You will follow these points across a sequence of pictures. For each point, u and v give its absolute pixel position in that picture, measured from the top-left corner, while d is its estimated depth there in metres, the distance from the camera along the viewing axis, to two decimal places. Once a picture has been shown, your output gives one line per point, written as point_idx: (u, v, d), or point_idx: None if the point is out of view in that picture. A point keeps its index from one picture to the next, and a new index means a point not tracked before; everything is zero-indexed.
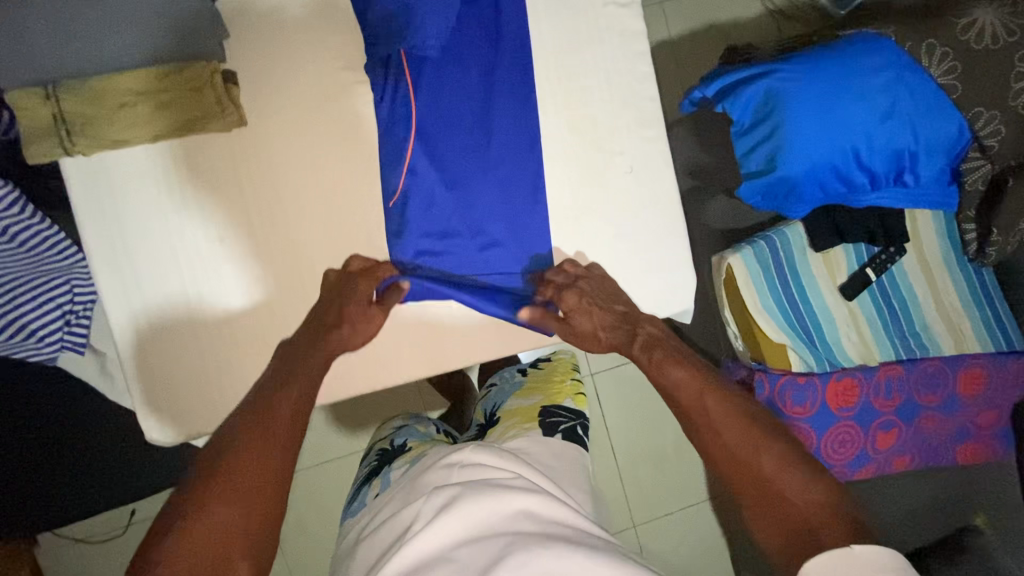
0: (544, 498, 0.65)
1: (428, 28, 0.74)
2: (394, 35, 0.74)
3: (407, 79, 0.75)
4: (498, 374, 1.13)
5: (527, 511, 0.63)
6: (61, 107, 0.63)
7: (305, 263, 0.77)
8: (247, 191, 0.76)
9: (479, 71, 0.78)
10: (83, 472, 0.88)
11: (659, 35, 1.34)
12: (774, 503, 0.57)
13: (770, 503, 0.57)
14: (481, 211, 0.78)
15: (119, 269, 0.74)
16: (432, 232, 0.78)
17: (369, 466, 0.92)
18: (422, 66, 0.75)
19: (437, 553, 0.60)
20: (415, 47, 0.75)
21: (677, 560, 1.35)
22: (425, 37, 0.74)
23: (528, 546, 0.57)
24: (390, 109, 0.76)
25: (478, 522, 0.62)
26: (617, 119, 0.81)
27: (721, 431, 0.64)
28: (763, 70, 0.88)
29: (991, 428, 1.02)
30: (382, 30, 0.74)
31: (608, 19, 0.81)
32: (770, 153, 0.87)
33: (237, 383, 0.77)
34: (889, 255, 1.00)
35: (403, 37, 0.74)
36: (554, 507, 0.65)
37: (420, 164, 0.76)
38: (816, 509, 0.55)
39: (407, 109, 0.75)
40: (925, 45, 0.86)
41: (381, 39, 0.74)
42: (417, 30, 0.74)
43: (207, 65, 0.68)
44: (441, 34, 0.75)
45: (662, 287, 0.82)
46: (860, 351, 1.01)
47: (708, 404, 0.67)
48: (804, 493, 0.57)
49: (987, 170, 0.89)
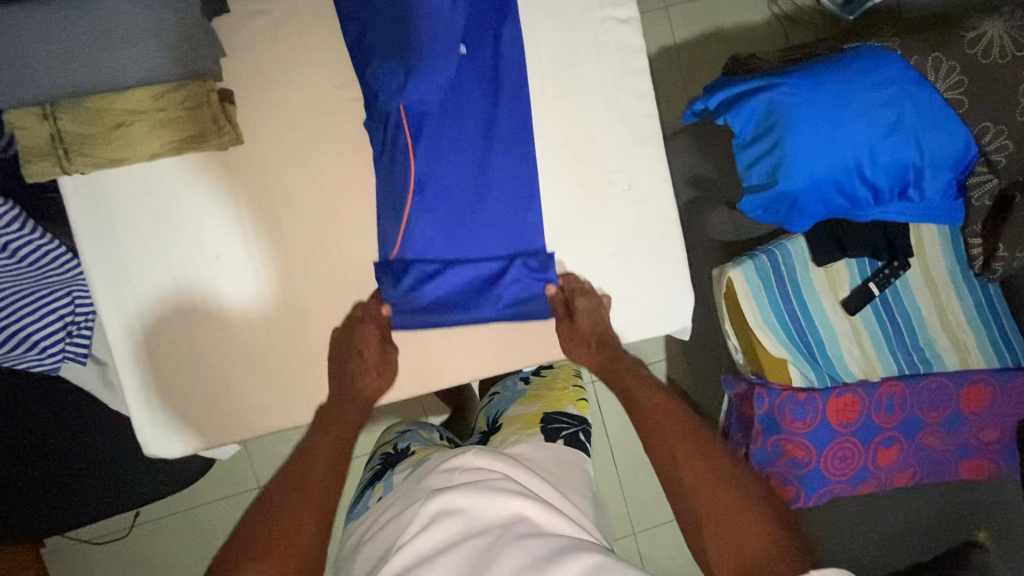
0: (542, 506, 0.65)
1: (425, 83, 0.73)
2: (394, 91, 0.73)
3: (406, 132, 0.74)
4: (500, 381, 1.12)
5: (522, 514, 0.64)
6: (58, 127, 0.64)
7: (300, 281, 0.77)
8: (246, 207, 0.76)
9: (485, 88, 0.77)
10: (86, 480, 0.88)
11: (663, 40, 1.32)
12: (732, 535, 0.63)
13: (727, 534, 0.64)
14: (479, 240, 0.77)
15: (116, 284, 0.74)
16: (432, 298, 0.77)
17: (372, 470, 0.92)
18: (423, 122, 0.74)
19: (431, 556, 0.61)
20: (413, 103, 0.73)
21: (680, 563, 1.35)
22: (423, 90, 0.73)
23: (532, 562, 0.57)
24: (390, 161, 0.75)
25: (474, 527, 0.63)
26: (616, 135, 0.80)
27: (686, 473, 0.70)
28: (765, 83, 0.87)
29: (995, 445, 1.00)
30: (381, 88, 0.73)
31: (607, 35, 0.80)
32: (771, 167, 0.86)
33: (234, 398, 0.77)
34: (893, 270, 0.98)
35: (402, 93, 0.73)
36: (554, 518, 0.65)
37: (416, 220, 0.75)
38: (771, 543, 0.61)
39: (407, 161, 0.74)
40: (931, 59, 0.85)
41: (380, 97, 0.74)
42: (416, 87, 0.72)
43: (203, 84, 0.68)
44: (440, 43, 0.72)
45: (663, 302, 0.82)
46: (861, 367, 1.00)
47: (676, 447, 0.73)
48: (760, 528, 0.63)
49: (994, 185, 0.88)
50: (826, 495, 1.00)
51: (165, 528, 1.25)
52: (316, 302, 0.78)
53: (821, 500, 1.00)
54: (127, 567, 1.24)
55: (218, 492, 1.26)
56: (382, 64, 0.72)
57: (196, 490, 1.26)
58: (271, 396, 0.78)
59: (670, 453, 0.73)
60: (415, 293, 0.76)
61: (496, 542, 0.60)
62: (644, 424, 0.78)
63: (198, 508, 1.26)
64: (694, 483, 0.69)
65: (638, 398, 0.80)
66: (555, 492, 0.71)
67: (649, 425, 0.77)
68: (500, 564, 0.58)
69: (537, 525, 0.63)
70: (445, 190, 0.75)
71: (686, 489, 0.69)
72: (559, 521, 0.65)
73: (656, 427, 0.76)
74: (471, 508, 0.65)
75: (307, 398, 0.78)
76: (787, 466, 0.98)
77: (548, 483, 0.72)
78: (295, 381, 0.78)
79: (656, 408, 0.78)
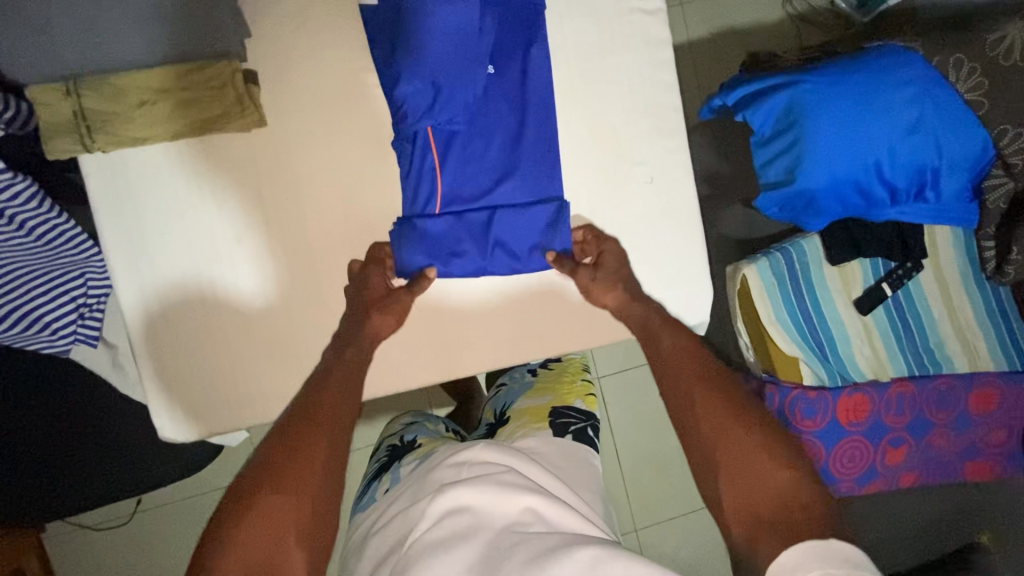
0: (553, 500, 0.65)
1: (450, 105, 0.72)
2: (421, 112, 0.72)
3: (434, 153, 0.74)
4: (507, 373, 1.12)
5: (533, 510, 0.63)
6: (81, 103, 0.63)
7: (319, 265, 0.77)
8: (263, 187, 0.75)
9: (513, 79, 0.77)
10: (94, 464, 0.87)
11: (679, 38, 1.32)
12: (744, 478, 0.61)
13: (738, 479, 0.62)
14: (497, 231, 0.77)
15: (133, 260, 0.74)
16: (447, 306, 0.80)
17: (379, 462, 0.91)
18: (452, 140, 0.75)
19: (443, 554, 0.60)
20: (440, 124, 0.73)
21: (681, 564, 1.35)
22: (448, 110, 0.72)
23: (536, 558, 0.56)
24: (415, 184, 0.75)
25: (485, 523, 0.62)
26: (639, 127, 0.80)
27: (704, 421, 0.66)
28: (787, 80, 0.87)
29: (1003, 447, 1.00)
30: (408, 109, 0.72)
31: (633, 26, 0.80)
32: (791, 164, 0.85)
33: (251, 382, 0.77)
34: (907, 270, 0.99)
35: (432, 113, 0.72)
36: (563, 513, 0.64)
37: (442, 236, 0.75)
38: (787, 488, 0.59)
39: (432, 183, 0.75)
40: (953, 59, 0.86)
41: (407, 117, 0.72)
42: (444, 107, 0.72)
43: (228, 63, 0.67)
44: (460, 26, 0.71)
45: (681, 297, 0.82)
46: (873, 366, 1.00)
47: (695, 392, 0.69)
48: (779, 476, 0.60)
49: (1010, 188, 0.87)
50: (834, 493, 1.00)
51: (166, 515, 1.25)
52: (334, 287, 0.78)
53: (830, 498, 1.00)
54: (130, 553, 1.24)
55: (220, 480, 1.25)
56: (407, 87, 0.71)
57: (199, 477, 1.25)
58: (286, 379, 0.78)
59: (689, 398, 0.69)
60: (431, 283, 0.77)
61: (508, 543, 0.59)
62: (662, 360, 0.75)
63: (200, 496, 1.25)
64: (716, 425, 0.65)
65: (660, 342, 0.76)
66: (562, 486, 0.71)
67: (669, 369, 0.73)
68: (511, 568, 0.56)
69: (548, 522, 0.63)
70: (471, 180, 0.76)
71: (701, 427, 0.66)
72: (568, 516, 0.64)
73: (674, 368, 0.73)
74: (479, 507, 0.63)
75: None
76: None
77: (557, 479, 0.72)
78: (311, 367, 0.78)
79: (680, 352, 0.74)
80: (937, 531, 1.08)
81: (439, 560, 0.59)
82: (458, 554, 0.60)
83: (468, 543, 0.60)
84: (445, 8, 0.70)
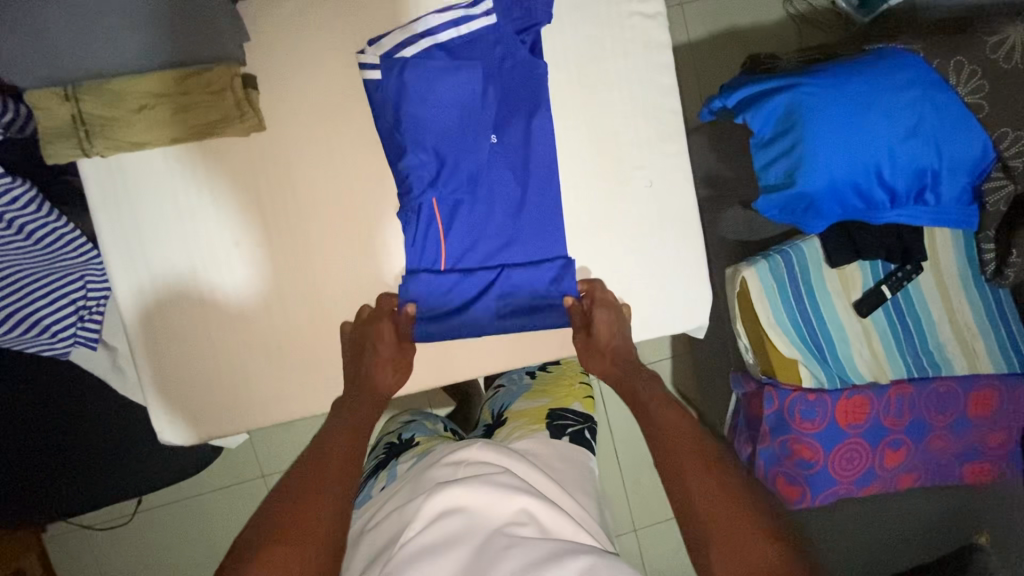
0: (549, 505, 0.65)
1: (454, 176, 0.74)
2: (426, 184, 0.73)
3: (439, 223, 0.75)
4: (505, 374, 1.12)
5: (528, 512, 0.64)
6: (79, 109, 0.63)
7: (318, 270, 0.77)
8: (262, 193, 0.75)
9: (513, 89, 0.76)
10: (94, 465, 0.88)
11: (679, 38, 1.32)
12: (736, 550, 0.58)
13: (731, 552, 0.59)
14: (493, 235, 0.77)
15: (132, 262, 0.74)
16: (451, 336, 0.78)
17: (376, 459, 0.91)
18: (456, 208, 0.76)
19: (435, 552, 0.60)
20: (444, 194, 0.74)
21: (677, 564, 1.35)
22: (452, 180, 0.74)
23: (534, 565, 0.56)
24: (420, 251, 0.76)
25: (479, 523, 0.62)
26: (638, 132, 0.80)
27: (693, 491, 0.65)
28: (787, 82, 0.86)
29: (1000, 448, 1.00)
30: (413, 180, 0.73)
31: (633, 30, 0.80)
32: (791, 167, 0.85)
33: (250, 385, 0.77)
34: (906, 273, 0.99)
35: (435, 186, 0.73)
36: (558, 518, 0.64)
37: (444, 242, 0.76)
38: (779, 563, 0.56)
39: (436, 251, 0.76)
40: (953, 62, 0.85)
41: (412, 189, 0.73)
42: (447, 180, 0.74)
43: (227, 69, 0.68)
44: (461, 98, 0.72)
45: (680, 301, 0.82)
46: (871, 369, 1.01)
47: (684, 462, 0.68)
48: (768, 545, 0.58)
49: (1009, 191, 0.87)
50: (832, 495, 1.00)
51: (166, 515, 1.25)
52: (333, 291, 0.78)
53: (827, 500, 1.00)
54: (129, 553, 1.24)
55: (220, 481, 1.25)
56: (413, 158, 0.72)
57: (198, 477, 1.25)
58: (286, 383, 0.78)
59: (678, 467, 0.68)
60: (431, 308, 0.77)
61: (502, 541, 0.59)
62: (654, 425, 0.75)
63: (200, 496, 1.25)
64: (706, 492, 0.64)
65: (650, 416, 0.76)
66: (557, 489, 0.71)
67: (659, 440, 0.73)
68: (504, 565, 0.56)
69: (543, 526, 0.63)
70: (473, 247, 0.77)
71: (690, 497, 0.64)
72: (563, 522, 0.64)
73: (664, 438, 0.72)
74: (474, 507, 0.64)
75: (319, 387, 0.78)
76: (794, 466, 0.98)
77: (553, 481, 0.72)
78: (309, 371, 0.78)
79: (669, 424, 0.74)
80: (934, 532, 1.09)
81: (430, 557, 0.59)
82: (452, 549, 0.60)
83: (462, 543, 0.60)
84: (447, 80, 0.72)
